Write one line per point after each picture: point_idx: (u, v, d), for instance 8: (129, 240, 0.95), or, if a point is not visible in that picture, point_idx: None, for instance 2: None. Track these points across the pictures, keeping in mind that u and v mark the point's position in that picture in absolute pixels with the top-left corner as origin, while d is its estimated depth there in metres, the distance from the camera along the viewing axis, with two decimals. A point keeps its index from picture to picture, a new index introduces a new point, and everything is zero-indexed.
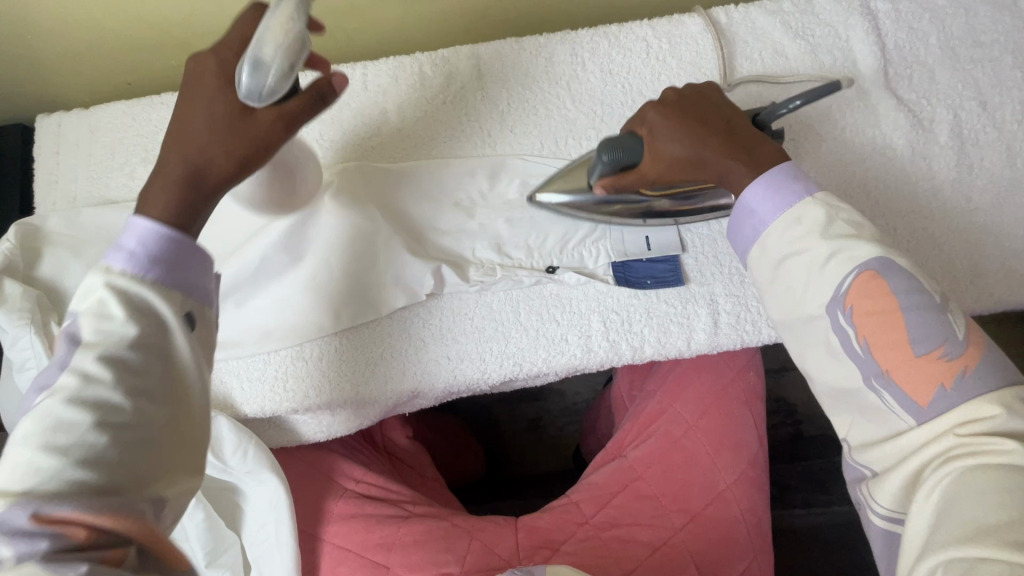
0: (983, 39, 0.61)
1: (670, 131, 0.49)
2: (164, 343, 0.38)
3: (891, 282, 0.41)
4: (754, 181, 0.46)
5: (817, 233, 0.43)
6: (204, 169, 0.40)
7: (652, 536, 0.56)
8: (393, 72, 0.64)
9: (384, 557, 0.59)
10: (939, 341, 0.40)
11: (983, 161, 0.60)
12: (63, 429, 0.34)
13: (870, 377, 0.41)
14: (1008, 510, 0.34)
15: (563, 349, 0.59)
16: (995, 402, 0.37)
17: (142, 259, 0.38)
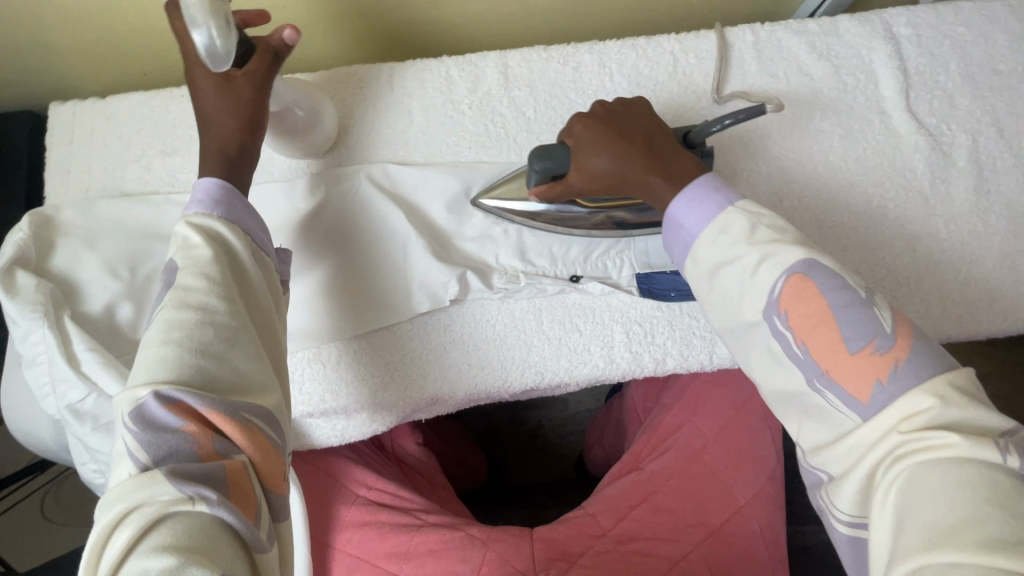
0: (1001, 68, 0.63)
1: (593, 144, 0.49)
2: (238, 270, 0.44)
3: (818, 283, 0.41)
4: (677, 197, 0.47)
5: (741, 241, 0.44)
6: (229, 143, 0.48)
7: (670, 550, 0.56)
8: (419, 75, 0.64)
9: (398, 567, 0.58)
10: (870, 335, 0.40)
11: (1000, 186, 0.61)
12: (180, 327, 0.39)
13: (813, 379, 0.41)
14: (962, 510, 0.33)
15: (585, 359, 0.58)
16: (929, 392, 0.37)
17: (208, 203, 0.45)
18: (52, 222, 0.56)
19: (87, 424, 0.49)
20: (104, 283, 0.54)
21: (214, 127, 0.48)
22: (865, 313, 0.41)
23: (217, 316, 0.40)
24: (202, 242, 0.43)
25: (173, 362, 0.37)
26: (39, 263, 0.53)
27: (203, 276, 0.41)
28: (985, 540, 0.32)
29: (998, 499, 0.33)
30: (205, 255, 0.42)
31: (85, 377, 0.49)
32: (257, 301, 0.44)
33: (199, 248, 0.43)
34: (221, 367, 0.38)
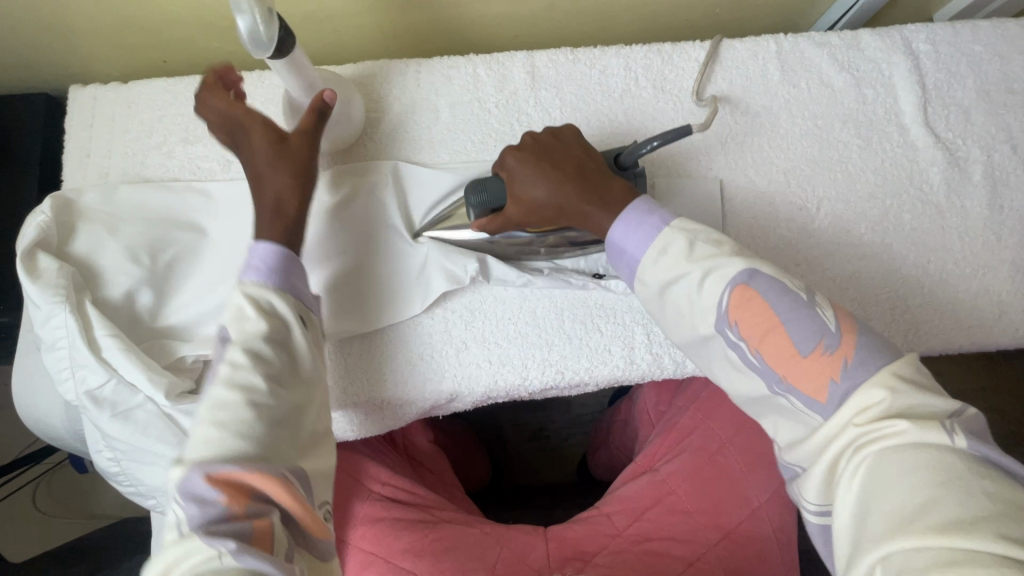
0: (1016, 87, 0.64)
1: (526, 178, 0.49)
2: (286, 343, 0.45)
3: (763, 291, 0.41)
4: (615, 222, 0.47)
5: (681, 261, 0.44)
6: (284, 201, 0.48)
7: (685, 551, 0.57)
8: (446, 73, 0.64)
9: (411, 563, 0.57)
10: (816, 337, 0.40)
11: (1013, 200, 0.62)
12: (225, 407, 0.40)
13: (773, 386, 0.41)
14: (921, 493, 0.33)
15: (606, 359, 0.59)
16: (874, 390, 0.37)
17: (265, 272, 0.46)
18: (74, 206, 0.55)
19: (106, 411, 0.49)
20: (125, 269, 0.54)
21: (273, 186, 0.48)
22: (811, 316, 0.41)
23: (261, 399, 0.41)
24: (258, 317, 0.44)
25: (218, 439, 0.39)
26: (60, 246, 0.53)
27: (250, 353, 0.42)
28: (944, 523, 0.32)
29: (951, 480, 0.33)
30: (259, 333, 0.43)
31: (106, 363, 0.49)
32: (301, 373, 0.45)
33: (254, 324, 0.44)
34: (266, 440, 0.40)
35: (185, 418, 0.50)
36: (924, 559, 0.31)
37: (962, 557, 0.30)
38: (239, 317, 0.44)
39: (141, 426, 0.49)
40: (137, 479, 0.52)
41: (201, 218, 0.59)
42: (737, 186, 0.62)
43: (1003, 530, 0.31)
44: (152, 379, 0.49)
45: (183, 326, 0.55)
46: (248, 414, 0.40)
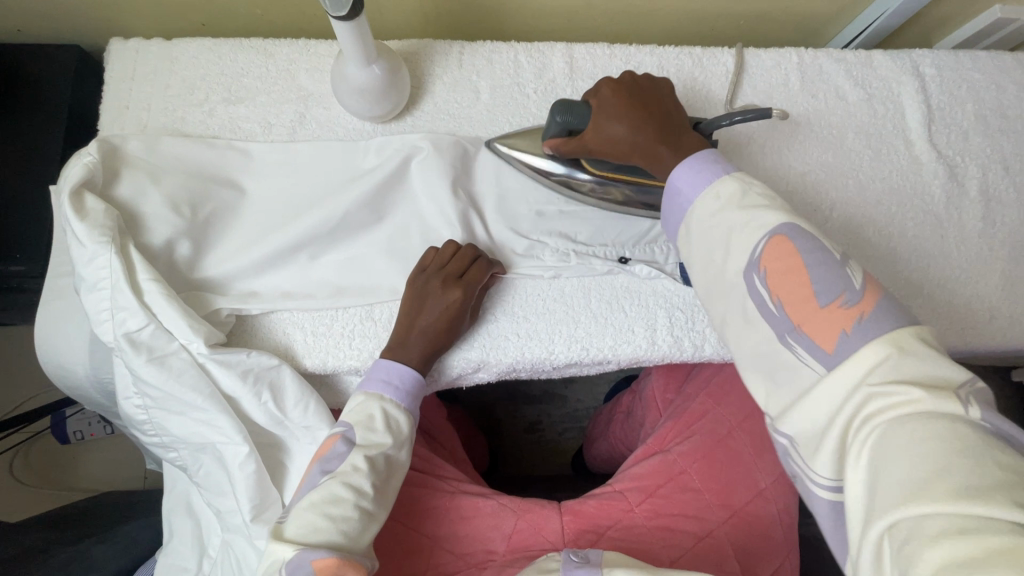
0: (1009, 113, 0.70)
1: (618, 110, 0.51)
2: (398, 460, 0.50)
3: (800, 245, 0.41)
4: (678, 164, 0.48)
5: (721, 210, 0.44)
6: (433, 337, 0.55)
7: (696, 527, 0.59)
8: (489, 56, 0.66)
9: (431, 529, 0.59)
10: (839, 291, 0.39)
11: (1004, 216, 0.67)
12: (336, 502, 0.45)
13: (783, 334, 0.40)
14: (935, 460, 0.31)
15: (629, 339, 0.61)
16: (881, 349, 0.36)
17: (402, 392, 0.52)
18: (118, 152, 0.56)
19: (142, 355, 0.50)
20: (166, 218, 0.55)
21: (425, 318, 0.55)
22: (836, 269, 0.40)
23: (368, 505, 0.46)
24: (384, 431, 0.50)
25: (324, 529, 0.44)
26: (105, 189, 0.54)
27: (370, 460, 0.48)
28: (955, 489, 0.29)
29: (964, 447, 0.31)
30: (384, 446, 0.49)
31: (147, 308, 0.50)
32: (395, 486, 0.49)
33: (380, 434, 0.49)
34: (361, 535, 0.45)
35: (218, 368, 0.52)
36: (932, 525, 0.29)
37: (976, 524, 0.28)
38: (367, 424, 0.50)
39: (175, 372, 0.51)
40: (163, 429, 0.53)
41: (241, 177, 0.59)
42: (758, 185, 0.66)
43: (1017, 499, 0.28)
44: (190, 327, 0.51)
45: (219, 280, 0.57)
46: (352, 514, 0.45)
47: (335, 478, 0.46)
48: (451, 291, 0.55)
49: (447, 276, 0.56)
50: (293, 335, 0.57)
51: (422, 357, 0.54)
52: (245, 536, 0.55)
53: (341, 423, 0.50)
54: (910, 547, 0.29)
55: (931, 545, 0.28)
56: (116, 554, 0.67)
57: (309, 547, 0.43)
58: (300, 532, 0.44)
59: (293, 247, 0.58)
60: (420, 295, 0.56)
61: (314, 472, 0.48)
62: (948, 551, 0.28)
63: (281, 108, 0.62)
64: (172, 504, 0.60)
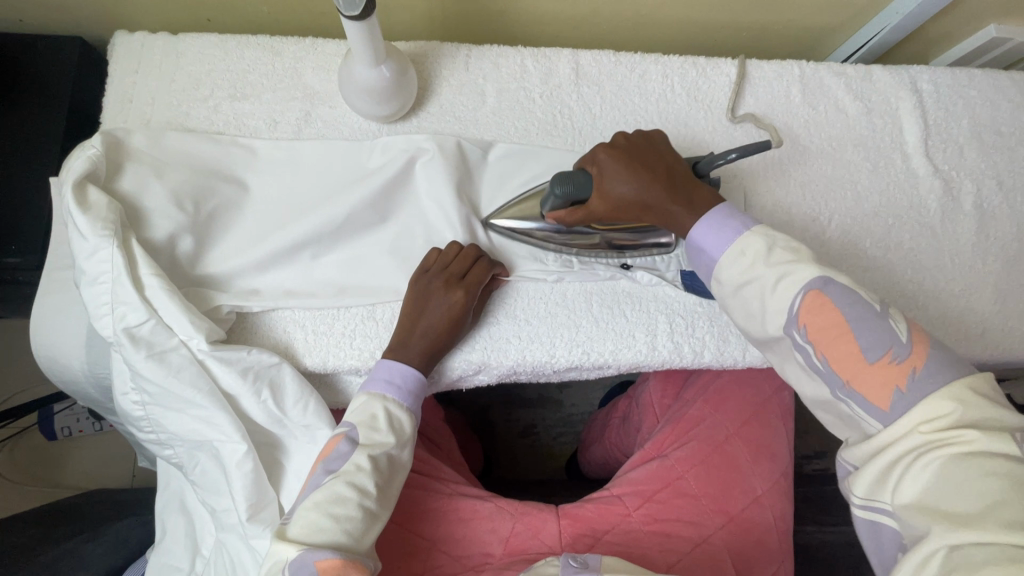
0: (1003, 131, 0.72)
1: (621, 175, 0.51)
2: (400, 460, 0.49)
3: (839, 301, 0.41)
4: (696, 223, 0.49)
5: (749, 268, 0.45)
6: (434, 337, 0.55)
7: (692, 532, 0.59)
8: (495, 60, 0.66)
9: (428, 531, 0.59)
10: (886, 346, 0.40)
11: (997, 231, 0.69)
12: (340, 502, 0.45)
13: (835, 390, 0.41)
14: (991, 496, 0.33)
15: (630, 344, 0.61)
16: (938, 402, 0.37)
17: (405, 392, 0.52)
18: (123, 146, 0.55)
19: (141, 350, 0.50)
20: (169, 213, 0.54)
21: (427, 319, 0.55)
22: (880, 322, 0.41)
23: (371, 506, 0.46)
24: (387, 430, 0.49)
25: (328, 529, 0.44)
26: (108, 182, 0.53)
27: (373, 460, 0.47)
28: (1009, 524, 0.32)
29: (1016, 487, 0.33)
30: (386, 445, 0.49)
31: (148, 303, 0.50)
32: (398, 486, 0.49)
33: (383, 434, 0.49)
34: (364, 535, 0.45)
35: (217, 366, 0.51)
36: (981, 553, 0.31)
37: (1023, 556, 0.30)
38: (370, 424, 0.50)
39: (174, 368, 0.50)
40: (160, 426, 0.52)
41: (244, 173, 0.59)
42: (758, 194, 0.67)
43: None
44: (191, 323, 0.50)
45: (220, 276, 0.56)
46: (355, 513, 0.45)
47: (339, 478, 0.46)
48: (453, 291, 0.55)
49: (450, 277, 0.56)
50: (293, 334, 0.57)
51: (423, 357, 0.54)
52: (240, 535, 0.54)
53: (345, 423, 0.50)
54: (959, 571, 0.32)
55: (979, 571, 0.31)
56: (105, 552, 0.66)
57: (312, 548, 0.42)
58: (304, 533, 0.44)
59: (296, 246, 0.58)
60: (422, 295, 0.56)
61: (316, 473, 0.47)
62: None
63: (287, 106, 0.62)
64: (166, 502, 0.59)
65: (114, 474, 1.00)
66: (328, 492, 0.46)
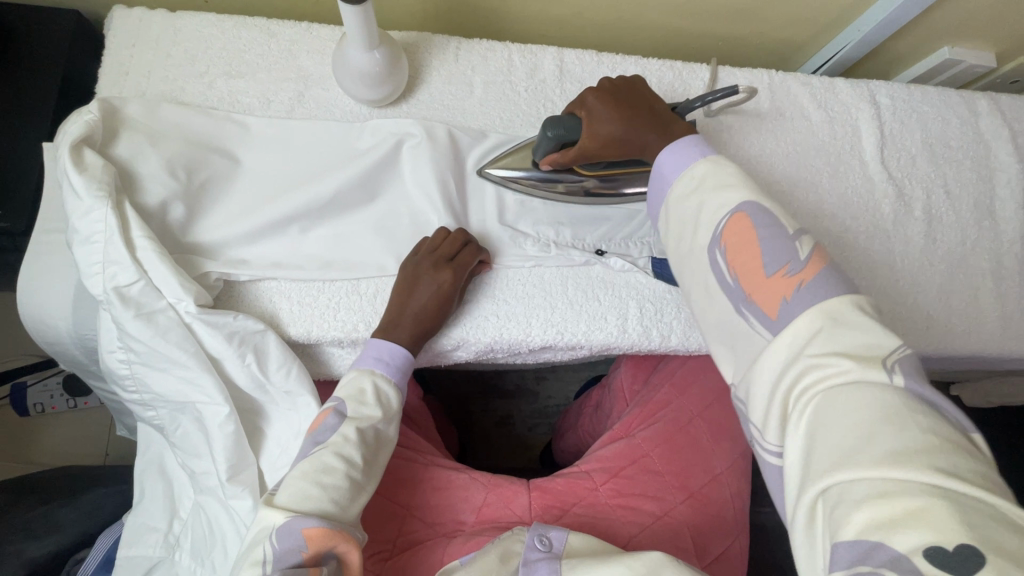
0: (952, 144, 0.77)
1: (605, 115, 0.54)
2: (385, 436, 0.52)
3: (756, 220, 0.42)
4: (664, 150, 0.50)
5: (690, 194, 0.47)
6: (423, 319, 0.57)
7: (655, 507, 0.62)
8: (484, 53, 0.69)
9: (404, 499, 0.61)
10: (785, 260, 0.40)
11: (943, 235, 0.74)
12: (327, 472, 0.47)
13: (738, 304, 0.42)
14: (862, 430, 0.32)
15: (601, 326, 0.64)
16: (815, 322, 0.37)
17: (392, 368, 0.55)
18: (118, 114, 0.57)
19: (130, 310, 0.51)
20: (162, 180, 0.56)
21: (417, 302, 0.57)
22: (786, 240, 0.41)
23: (357, 476, 0.48)
24: (375, 404, 0.52)
25: (315, 497, 0.46)
26: (104, 146, 0.55)
27: (361, 432, 0.49)
28: (880, 456, 0.31)
29: (890, 418, 0.32)
30: (374, 419, 0.51)
31: (139, 264, 0.52)
32: (384, 459, 0.51)
33: (370, 407, 0.51)
34: (351, 505, 0.47)
35: (203, 328, 0.53)
36: (860, 489, 0.30)
37: (896, 489, 0.29)
38: (359, 399, 0.52)
39: (162, 329, 0.52)
40: (146, 386, 0.54)
41: (236, 147, 0.61)
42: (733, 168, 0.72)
43: (937, 463, 0.30)
44: (180, 286, 0.52)
45: (210, 245, 0.58)
46: (343, 483, 0.47)
47: (327, 450, 0.48)
48: (441, 275, 0.58)
49: (432, 263, 0.58)
50: (279, 304, 0.59)
51: (412, 337, 0.56)
52: (219, 497, 0.56)
53: (334, 399, 0.52)
54: (841, 510, 0.31)
55: (856, 509, 0.30)
56: (79, 518, 0.67)
57: (300, 515, 0.44)
58: (292, 501, 0.45)
59: (285, 219, 0.60)
60: (411, 278, 0.58)
61: (305, 444, 0.50)
62: (868, 513, 0.29)
63: (281, 86, 0.64)
64: (144, 465, 0.60)
65: (84, 452, 0.98)
66: (317, 462, 0.47)
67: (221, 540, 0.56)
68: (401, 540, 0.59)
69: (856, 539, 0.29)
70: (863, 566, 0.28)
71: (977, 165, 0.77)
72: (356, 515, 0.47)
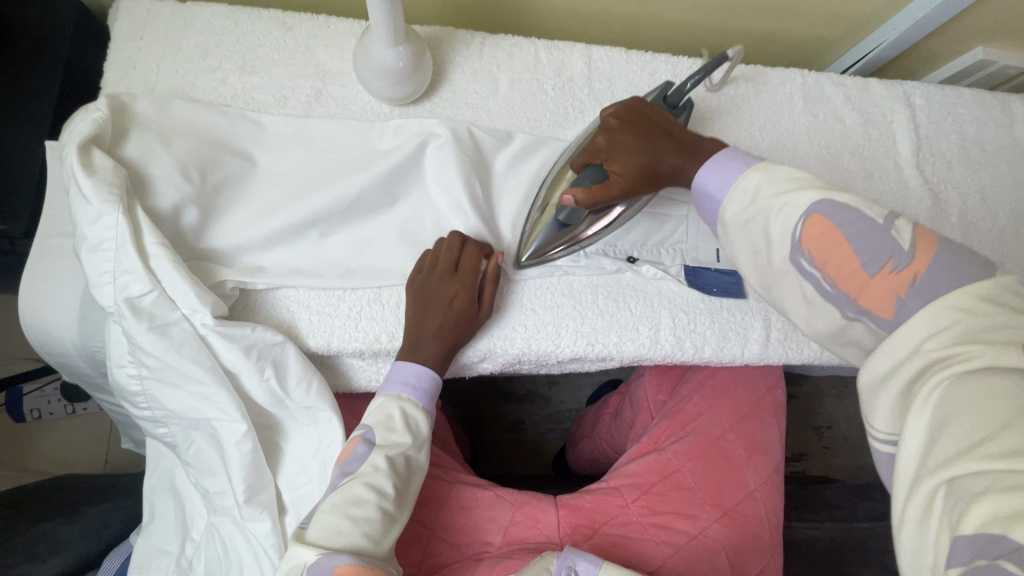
0: (987, 147, 0.75)
1: (625, 150, 0.51)
2: (415, 464, 0.49)
3: (839, 218, 0.38)
4: (698, 171, 0.46)
5: (751, 205, 0.42)
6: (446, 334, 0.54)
7: (689, 526, 0.60)
8: (509, 50, 0.66)
9: (428, 518, 0.59)
10: (886, 256, 0.37)
11: (980, 242, 0.72)
12: (359, 503, 0.45)
13: (845, 312, 0.38)
14: (993, 420, 0.29)
15: (633, 337, 0.61)
16: (939, 315, 0.34)
17: (420, 392, 0.52)
18: (128, 112, 0.54)
19: (143, 322, 0.48)
20: (175, 183, 0.53)
21: (434, 317, 0.54)
22: (880, 232, 0.37)
23: (389, 507, 0.46)
24: (404, 430, 0.49)
25: (346, 531, 0.43)
26: (113, 147, 0.52)
27: (390, 459, 0.47)
28: (1014, 449, 0.28)
29: None
30: (403, 445, 0.49)
31: (152, 273, 0.49)
32: (415, 489, 0.48)
33: (399, 434, 0.49)
34: (386, 537, 0.45)
35: (220, 341, 0.50)
36: (982, 481, 0.28)
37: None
38: (387, 425, 0.49)
39: (176, 342, 0.49)
40: (158, 402, 0.50)
41: (251, 148, 0.58)
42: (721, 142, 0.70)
43: None
44: (196, 297, 0.49)
45: (226, 251, 0.55)
46: (376, 516, 0.45)
47: (356, 480, 0.46)
48: (452, 285, 0.55)
49: (439, 274, 0.56)
50: (297, 314, 0.56)
51: (439, 355, 0.54)
52: (235, 519, 0.53)
53: (361, 426, 0.50)
54: (960, 502, 0.28)
55: (977, 501, 0.28)
56: (84, 536, 0.63)
57: (331, 552, 0.42)
58: (324, 536, 0.43)
59: (304, 224, 0.57)
60: (426, 293, 0.55)
61: (335, 474, 0.48)
62: (993, 506, 0.27)
63: (297, 83, 0.61)
64: (154, 483, 0.56)
65: (82, 460, 0.94)
66: (346, 494, 0.45)
67: (237, 564, 0.53)
68: (427, 563, 0.57)
69: (975, 533, 0.27)
70: (983, 559, 0.27)
71: (1013, 169, 0.75)
72: (391, 548, 0.45)
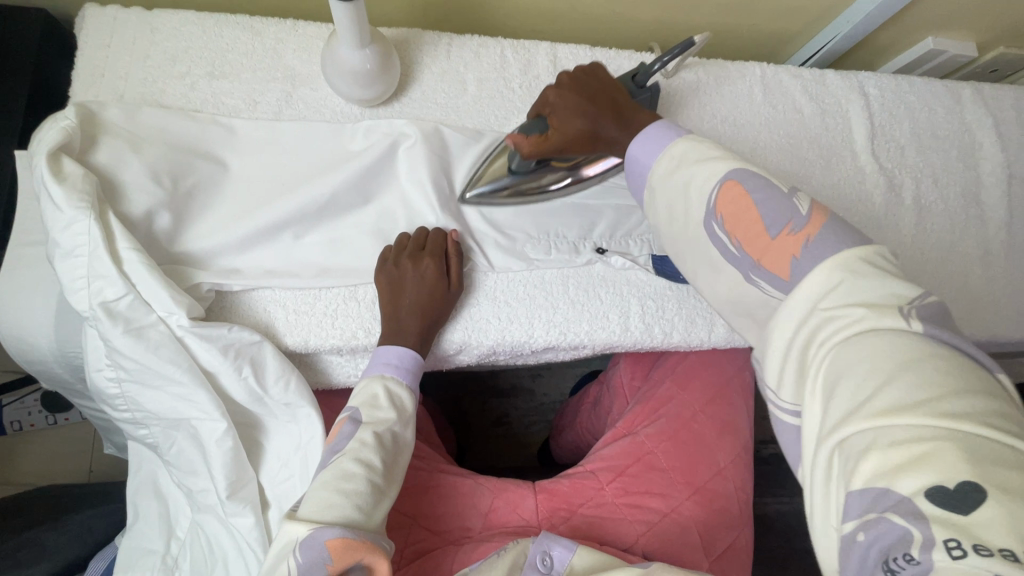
0: (939, 133, 0.78)
1: (569, 110, 0.52)
2: (402, 440, 0.50)
3: (751, 185, 0.39)
4: (633, 138, 0.47)
5: (673, 170, 0.43)
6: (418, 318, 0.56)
7: (662, 504, 0.62)
8: (476, 49, 0.68)
9: (409, 508, 0.60)
10: (786, 218, 0.37)
11: (934, 222, 0.76)
12: (349, 478, 0.46)
13: (746, 272, 0.38)
14: (874, 378, 0.30)
15: (604, 325, 0.64)
16: (830, 275, 0.34)
17: (403, 370, 0.54)
18: (97, 119, 0.55)
19: (119, 325, 0.49)
20: (146, 188, 0.54)
21: (407, 300, 0.56)
22: (784, 199, 0.38)
23: (378, 481, 0.47)
24: (389, 407, 0.51)
25: (338, 505, 0.44)
26: (83, 153, 0.53)
27: (378, 436, 0.48)
28: (894, 404, 0.29)
29: (907, 365, 0.30)
30: (389, 422, 0.50)
31: (126, 278, 0.50)
32: (402, 466, 0.50)
33: (384, 411, 0.51)
34: (376, 509, 0.46)
35: (196, 342, 0.51)
36: (867, 438, 0.29)
37: (906, 437, 0.28)
38: (372, 404, 0.51)
39: (153, 345, 0.50)
40: (137, 404, 0.51)
41: (223, 152, 0.59)
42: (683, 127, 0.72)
43: (952, 408, 0.28)
44: (171, 299, 0.50)
45: (200, 255, 0.56)
46: (365, 490, 0.46)
47: (346, 456, 0.47)
48: (423, 264, 0.57)
49: (407, 258, 0.57)
50: (274, 312, 0.57)
51: (416, 339, 0.55)
52: (219, 516, 0.54)
53: (348, 407, 0.51)
54: (849, 458, 0.29)
55: (863, 457, 0.28)
56: (68, 542, 0.64)
57: (323, 526, 0.42)
58: (315, 511, 0.44)
59: (277, 226, 0.58)
60: (396, 280, 0.57)
61: (324, 453, 0.49)
62: (878, 461, 0.28)
63: (266, 87, 0.62)
64: (137, 485, 0.57)
65: (66, 470, 0.94)
66: (335, 470, 0.46)
67: (223, 560, 0.54)
68: (409, 551, 0.58)
69: (865, 486, 0.28)
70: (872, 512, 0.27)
71: (963, 153, 0.78)
72: (381, 521, 0.46)
